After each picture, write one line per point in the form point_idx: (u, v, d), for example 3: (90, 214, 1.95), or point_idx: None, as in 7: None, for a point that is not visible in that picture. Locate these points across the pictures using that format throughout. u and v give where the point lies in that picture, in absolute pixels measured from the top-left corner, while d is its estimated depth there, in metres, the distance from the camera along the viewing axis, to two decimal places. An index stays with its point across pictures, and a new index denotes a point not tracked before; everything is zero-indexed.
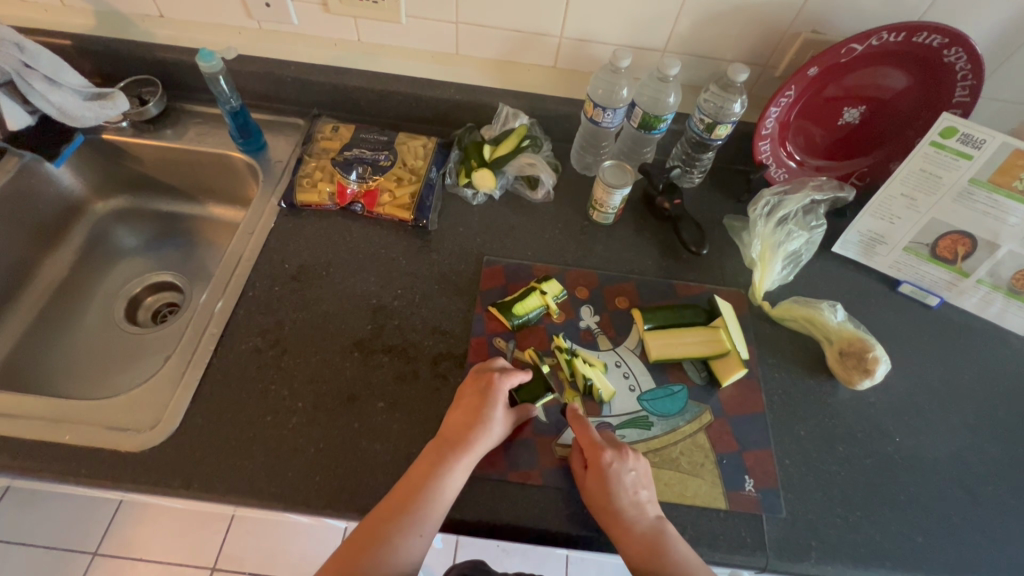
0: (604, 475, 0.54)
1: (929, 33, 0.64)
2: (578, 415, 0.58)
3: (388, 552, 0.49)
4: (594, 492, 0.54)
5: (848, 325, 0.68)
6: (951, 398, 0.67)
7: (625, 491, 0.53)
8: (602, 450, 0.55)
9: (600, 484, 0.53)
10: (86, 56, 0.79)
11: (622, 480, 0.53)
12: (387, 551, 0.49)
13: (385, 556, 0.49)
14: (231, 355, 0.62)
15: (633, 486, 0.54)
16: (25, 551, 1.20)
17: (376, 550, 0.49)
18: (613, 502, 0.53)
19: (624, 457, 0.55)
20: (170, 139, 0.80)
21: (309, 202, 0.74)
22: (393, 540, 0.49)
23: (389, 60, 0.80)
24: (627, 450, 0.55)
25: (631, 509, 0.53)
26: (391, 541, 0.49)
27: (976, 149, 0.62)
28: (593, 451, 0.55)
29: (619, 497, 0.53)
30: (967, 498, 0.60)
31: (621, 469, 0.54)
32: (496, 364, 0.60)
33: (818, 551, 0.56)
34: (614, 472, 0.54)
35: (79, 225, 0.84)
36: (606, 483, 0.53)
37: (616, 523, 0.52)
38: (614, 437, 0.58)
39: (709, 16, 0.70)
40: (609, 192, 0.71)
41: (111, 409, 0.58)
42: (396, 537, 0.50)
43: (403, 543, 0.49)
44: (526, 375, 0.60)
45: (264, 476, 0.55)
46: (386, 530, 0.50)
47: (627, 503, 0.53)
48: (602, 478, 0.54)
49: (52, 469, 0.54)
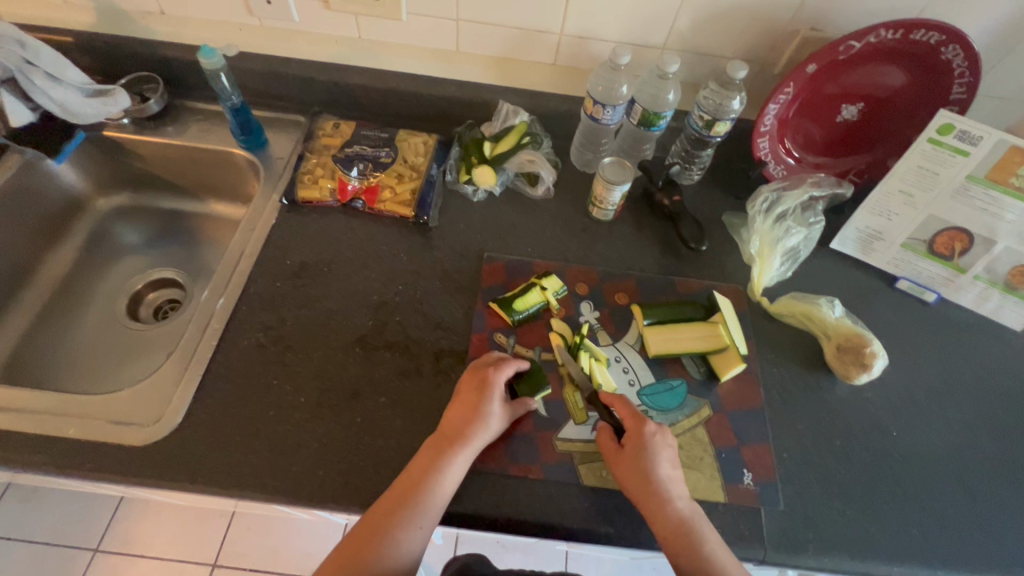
0: (644, 446, 0.55)
1: (927, 31, 0.65)
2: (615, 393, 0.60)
3: (391, 545, 0.50)
4: (631, 464, 0.54)
5: (846, 320, 0.69)
6: (947, 393, 0.68)
7: (663, 465, 0.54)
8: (645, 423, 0.56)
9: (639, 455, 0.54)
10: (87, 52, 0.79)
11: (662, 453, 0.55)
12: (389, 544, 0.50)
13: (388, 549, 0.49)
14: (232, 351, 0.63)
15: (669, 462, 0.55)
16: (26, 548, 1.20)
17: (379, 543, 0.50)
18: (651, 473, 0.53)
19: (664, 433, 0.56)
20: (171, 136, 0.80)
21: (310, 199, 0.74)
22: (394, 533, 0.50)
23: (390, 57, 0.80)
24: (665, 428, 0.57)
25: (668, 483, 0.53)
26: (393, 534, 0.50)
27: (973, 146, 0.63)
28: (635, 422, 0.56)
29: (659, 469, 0.54)
30: (963, 491, 0.61)
31: (661, 442, 0.55)
32: (491, 360, 0.61)
33: (815, 544, 0.56)
34: (655, 444, 0.55)
35: (80, 222, 0.84)
36: (647, 455, 0.54)
37: (653, 494, 0.53)
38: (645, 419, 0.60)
39: (708, 14, 0.71)
40: (609, 189, 0.72)
41: (114, 405, 0.58)
42: (398, 530, 0.50)
43: (405, 536, 0.50)
44: (523, 363, 0.61)
45: (268, 471, 0.56)
46: (388, 523, 0.50)
47: (665, 476, 0.54)
48: (642, 449, 0.55)
49: (57, 464, 0.54)
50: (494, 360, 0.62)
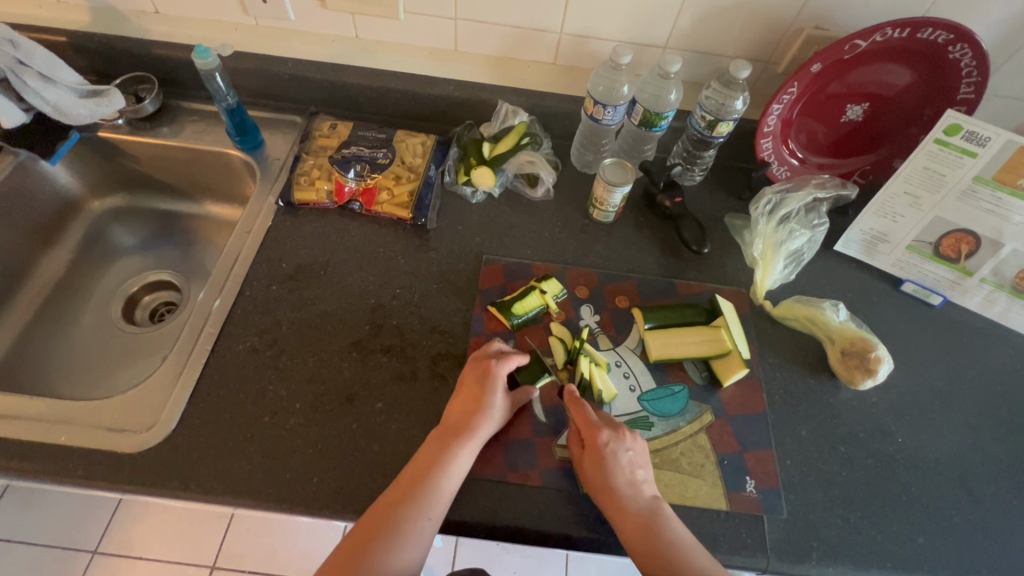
0: (599, 453, 0.54)
1: (934, 30, 0.63)
2: (574, 398, 0.60)
3: (399, 539, 0.49)
4: (590, 472, 0.54)
5: (850, 324, 0.68)
6: (953, 398, 0.67)
7: (621, 470, 0.54)
8: (599, 430, 0.56)
9: (595, 463, 0.54)
10: (81, 53, 0.78)
11: (619, 459, 0.54)
12: (397, 536, 0.49)
13: (396, 543, 0.48)
14: (228, 355, 0.62)
15: (629, 465, 0.54)
16: (24, 550, 1.20)
17: (387, 538, 0.49)
18: (609, 480, 0.53)
19: (621, 437, 0.56)
20: (167, 137, 0.79)
21: (306, 201, 0.73)
22: (402, 527, 0.49)
23: (388, 57, 0.79)
24: (624, 431, 0.56)
25: (627, 488, 0.53)
26: (400, 527, 0.49)
27: (981, 147, 0.62)
28: (589, 430, 0.56)
29: (616, 475, 0.53)
30: (969, 499, 0.60)
31: (618, 448, 0.55)
32: (493, 350, 0.61)
33: (819, 552, 0.55)
34: (611, 450, 0.55)
35: (75, 224, 0.83)
36: (603, 462, 0.54)
37: (612, 500, 0.53)
38: (612, 420, 0.59)
39: (710, 12, 0.69)
40: (609, 191, 0.71)
41: (107, 410, 0.58)
42: (405, 524, 0.49)
43: (413, 530, 0.49)
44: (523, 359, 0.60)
45: (262, 477, 0.55)
46: (395, 517, 0.50)
47: (623, 482, 0.53)
48: (598, 457, 0.54)
49: (49, 471, 0.53)
50: (493, 353, 0.61)
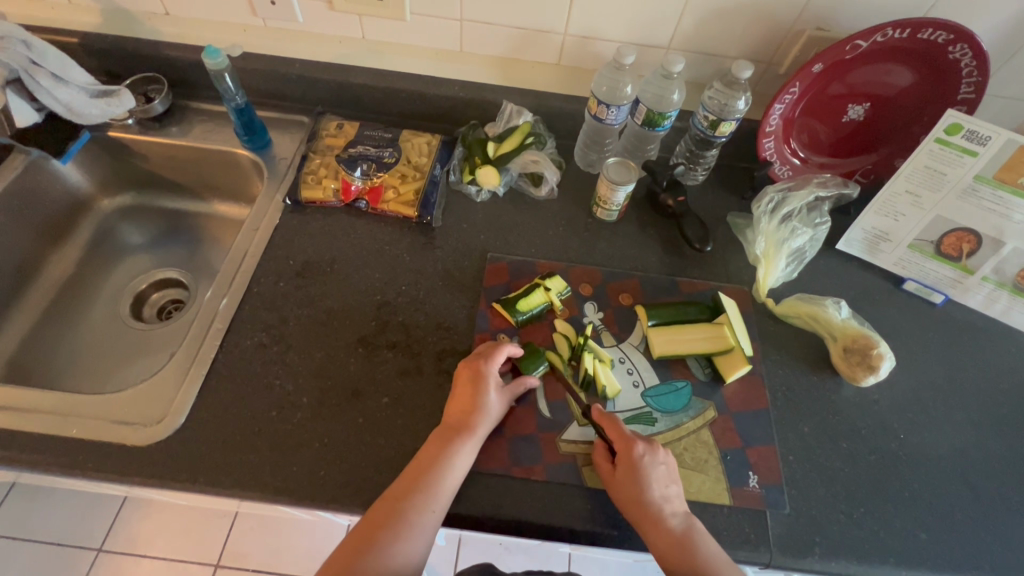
0: (635, 466, 0.54)
1: (934, 30, 0.64)
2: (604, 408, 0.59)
3: (406, 529, 0.49)
4: (623, 485, 0.54)
5: (852, 321, 0.68)
6: (955, 395, 0.67)
7: (657, 484, 0.53)
8: (634, 442, 0.55)
9: (631, 477, 0.54)
10: (92, 54, 0.79)
11: (654, 473, 0.54)
12: (405, 527, 0.49)
13: (403, 533, 0.49)
14: (235, 351, 0.63)
15: (662, 480, 0.54)
16: (29, 548, 1.21)
17: (395, 528, 0.49)
18: (644, 494, 0.53)
19: (655, 451, 0.55)
20: (176, 137, 0.80)
21: (314, 199, 0.74)
22: (409, 517, 0.50)
23: (394, 58, 0.80)
24: (657, 445, 0.56)
25: (663, 503, 0.53)
26: (408, 518, 0.50)
27: (981, 146, 0.62)
28: (624, 442, 0.55)
29: (652, 490, 0.53)
30: (971, 495, 0.60)
31: (652, 462, 0.55)
32: (483, 350, 0.61)
33: (821, 547, 0.56)
34: (646, 464, 0.54)
35: (85, 222, 0.85)
36: (639, 476, 0.54)
37: (649, 515, 0.52)
38: (640, 432, 0.58)
39: (712, 13, 0.70)
40: (612, 189, 0.71)
41: (117, 404, 0.58)
42: (412, 514, 0.50)
43: (420, 520, 0.50)
44: (518, 350, 0.62)
45: (270, 471, 0.56)
46: (402, 508, 0.50)
47: (659, 497, 0.53)
48: (633, 470, 0.54)
49: (60, 463, 0.54)
50: (487, 349, 0.62)
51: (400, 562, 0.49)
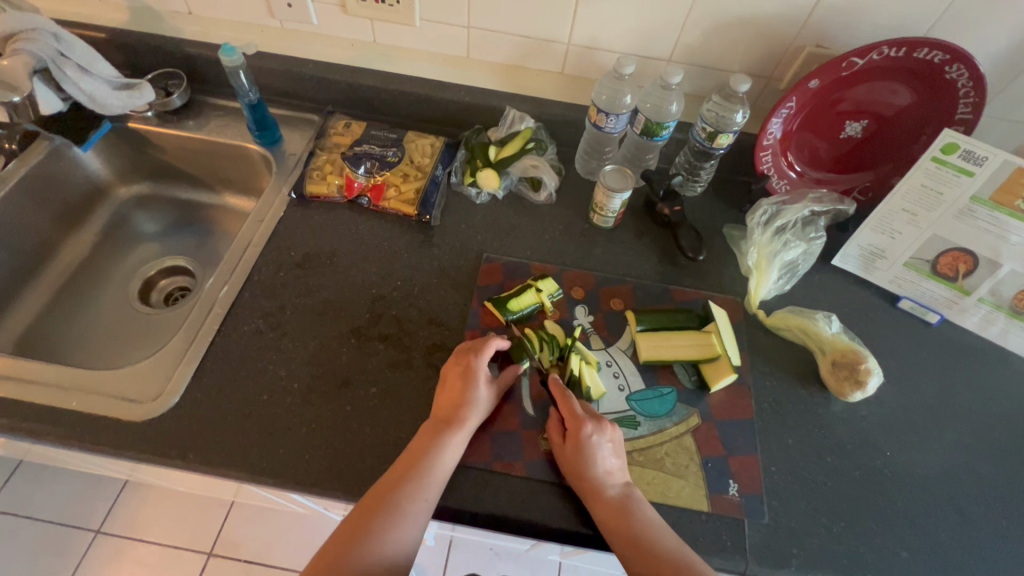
0: (582, 445, 0.56)
1: (930, 50, 0.65)
2: (560, 387, 0.61)
3: (399, 518, 0.50)
4: (570, 461, 0.56)
5: (843, 336, 0.68)
6: (946, 415, 0.66)
7: (601, 461, 0.55)
8: (583, 422, 0.57)
9: (577, 453, 0.56)
10: (118, 48, 0.83)
11: (600, 451, 0.56)
12: (397, 514, 0.50)
13: (398, 521, 0.50)
14: (233, 336, 0.65)
15: (607, 456, 0.56)
16: (29, 526, 1.23)
17: (389, 515, 0.50)
18: (588, 470, 0.55)
19: (603, 429, 0.57)
20: (192, 130, 0.84)
21: (318, 194, 0.77)
22: (402, 506, 0.51)
23: (403, 61, 0.83)
24: (605, 423, 0.58)
25: (605, 477, 0.55)
26: (401, 506, 0.51)
27: (978, 166, 0.63)
28: (574, 421, 0.57)
29: (595, 467, 0.55)
30: (957, 516, 0.59)
31: (599, 441, 0.56)
32: (474, 347, 0.62)
33: (799, 559, 0.55)
34: (593, 443, 0.56)
35: (102, 209, 0.88)
36: (584, 453, 0.55)
37: (591, 488, 0.54)
38: (592, 409, 0.60)
39: (714, 27, 0.72)
40: (609, 196, 0.73)
41: (116, 380, 0.61)
42: (406, 502, 0.51)
43: (413, 509, 0.51)
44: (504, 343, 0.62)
45: (256, 452, 0.57)
46: (396, 496, 0.51)
47: (602, 472, 0.55)
48: (580, 448, 0.56)
49: (58, 433, 0.56)
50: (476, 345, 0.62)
51: (394, 548, 0.49)
